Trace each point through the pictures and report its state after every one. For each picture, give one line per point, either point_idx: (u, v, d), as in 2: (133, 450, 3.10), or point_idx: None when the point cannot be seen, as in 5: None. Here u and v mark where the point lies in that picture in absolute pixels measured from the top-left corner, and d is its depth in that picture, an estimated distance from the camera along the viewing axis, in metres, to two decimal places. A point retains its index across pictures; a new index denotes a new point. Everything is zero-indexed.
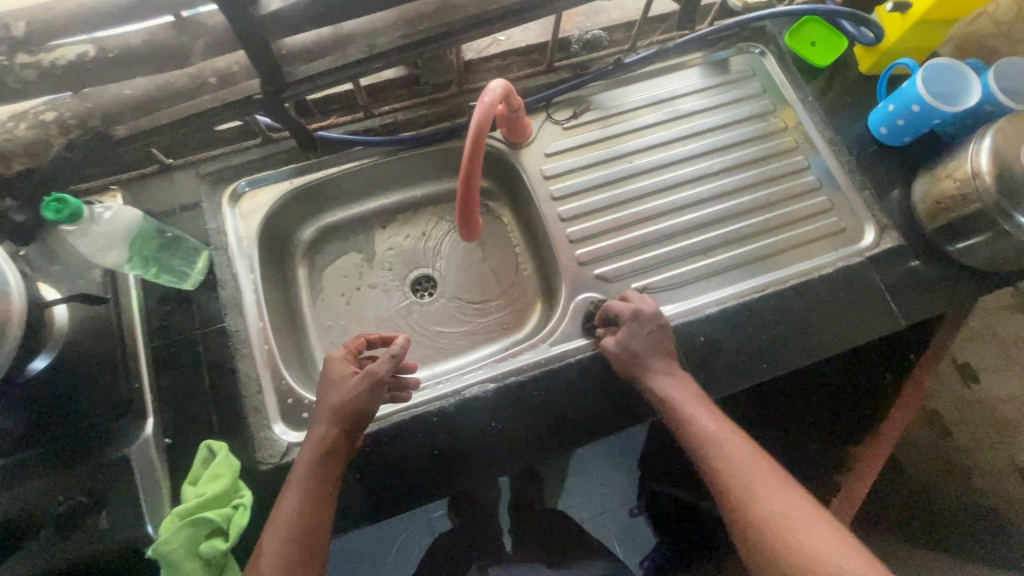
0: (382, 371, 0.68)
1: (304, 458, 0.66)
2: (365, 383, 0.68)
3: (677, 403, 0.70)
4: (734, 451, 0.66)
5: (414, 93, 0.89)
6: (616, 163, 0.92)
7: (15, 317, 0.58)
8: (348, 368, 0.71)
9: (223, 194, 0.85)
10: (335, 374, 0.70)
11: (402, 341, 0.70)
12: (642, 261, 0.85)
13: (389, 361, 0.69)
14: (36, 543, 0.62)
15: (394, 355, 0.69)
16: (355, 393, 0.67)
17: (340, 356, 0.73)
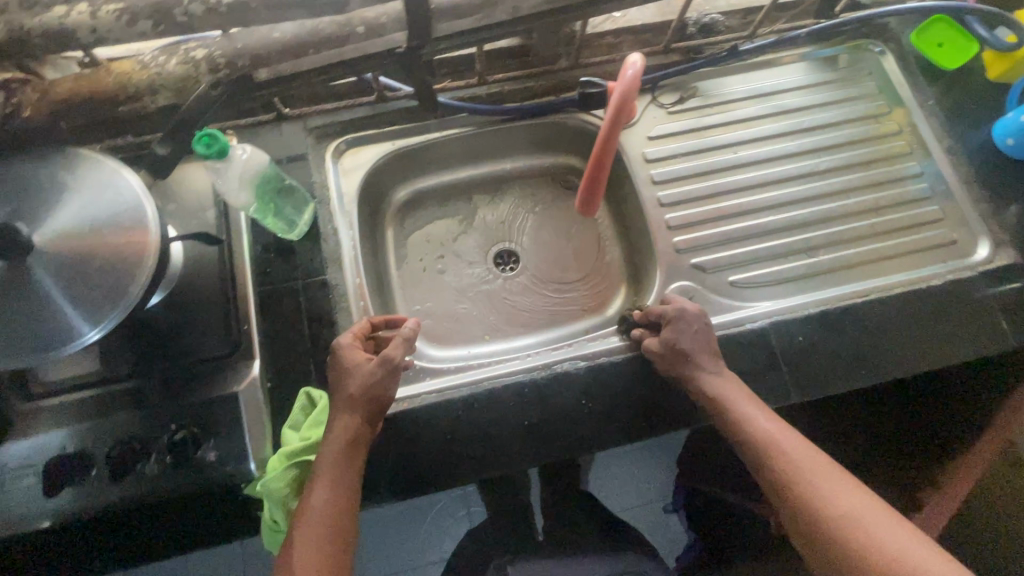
0: (400, 356, 0.68)
1: (327, 452, 0.64)
2: (384, 368, 0.67)
3: (728, 403, 0.67)
4: (782, 440, 0.64)
5: (523, 63, 0.88)
6: (720, 152, 0.90)
7: (152, 251, 0.60)
8: (360, 355, 0.69)
9: (328, 148, 0.85)
10: (346, 361, 0.68)
11: (410, 326, 0.72)
12: (739, 254, 0.84)
13: (402, 344, 0.69)
14: (152, 465, 0.65)
15: (406, 339, 0.70)
16: (373, 379, 0.66)
17: (349, 342, 0.70)
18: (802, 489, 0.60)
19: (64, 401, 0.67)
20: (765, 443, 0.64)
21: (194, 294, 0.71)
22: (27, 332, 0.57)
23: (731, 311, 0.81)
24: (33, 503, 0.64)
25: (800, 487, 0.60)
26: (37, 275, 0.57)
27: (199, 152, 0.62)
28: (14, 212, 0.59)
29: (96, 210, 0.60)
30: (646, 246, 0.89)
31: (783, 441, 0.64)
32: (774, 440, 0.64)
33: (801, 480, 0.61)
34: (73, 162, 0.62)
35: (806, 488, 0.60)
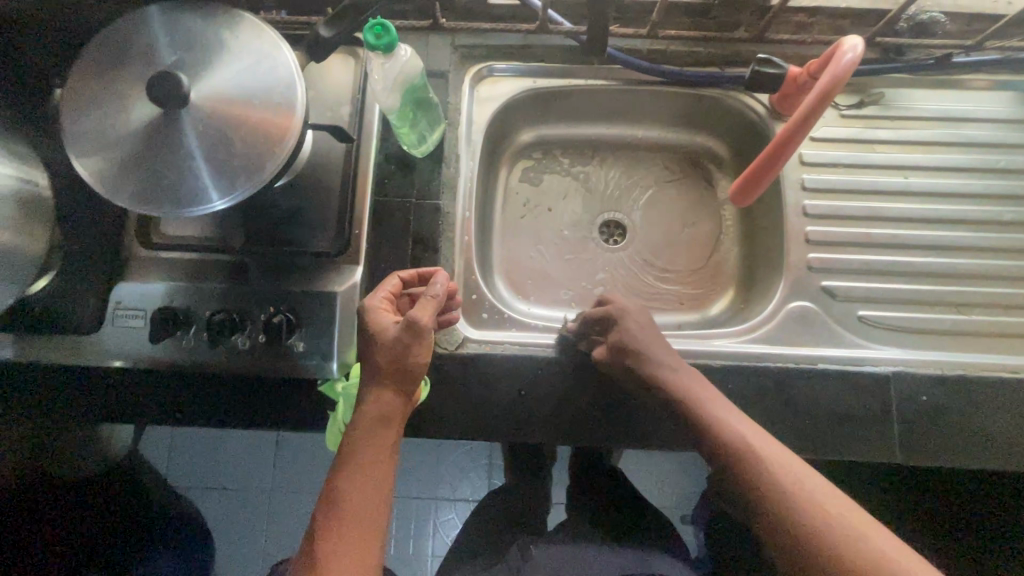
0: (427, 319, 0.58)
1: (358, 433, 0.57)
2: (409, 337, 0.58)
3: (730, 445, 0.59)
4: (787, 472, 0.55)
5: (695, 25, 0.79)
6: (889, 172, 0.79)
7: (293, 133, 0.59)
8: (387, 317, 0.61)
9: (469, 71, 0.81)
10: (373, 327, 0.60)
11: (439, 280, 0.61)
12: (878, 290, 0.76)
13: (431, 303, 0.59)
14: (244, 339, 0.66)
15: (435, 296, 0.60)
16: (399, 350, 0.58)
17: (377, 303, 0.62)
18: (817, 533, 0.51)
19: (177, 257, 0.69)
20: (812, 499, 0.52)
21: (315, 186, 0.71)
22: (166, 184, 0.58)
23: (851, 348, 0.73)
24: (133, 343, 0.67)
25: (770, 464, 0.56)
26: (185, 130, 0.58)
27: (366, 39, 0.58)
28: (174, 62, 0.58)
29: (250, 79, 0.59)
30: (772, 255, 0.81)
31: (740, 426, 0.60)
32: (770, 480, 0.55)
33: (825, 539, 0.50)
34: (236, 24, 0.60)
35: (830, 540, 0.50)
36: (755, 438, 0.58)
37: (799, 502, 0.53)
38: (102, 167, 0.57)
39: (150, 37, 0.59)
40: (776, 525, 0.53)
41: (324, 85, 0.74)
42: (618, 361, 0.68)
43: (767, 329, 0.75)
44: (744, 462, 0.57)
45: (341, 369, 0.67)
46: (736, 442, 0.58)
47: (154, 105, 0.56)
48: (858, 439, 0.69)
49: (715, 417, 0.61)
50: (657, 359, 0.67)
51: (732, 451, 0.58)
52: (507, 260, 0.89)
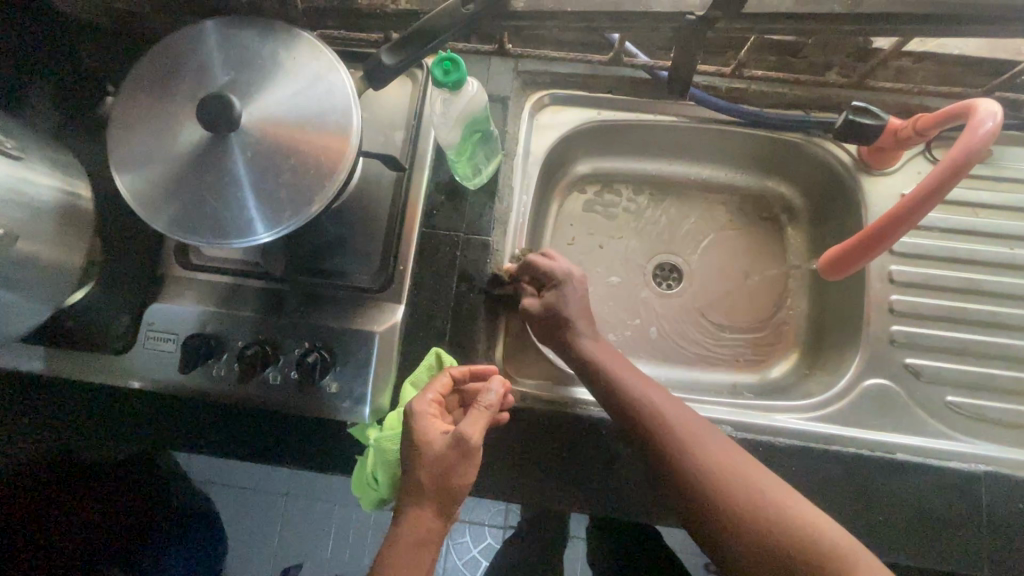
0: (478, 436, 0.53)
1: (387, 561, 0.51)
2: (458, 454, 0.53)
3: (680, 454, 0.56)
4: (741, 468, 0.55)
5: (782, 64, 0.73)
6: (991, 242, 0.71)
7: (346, 164, 0.55)
8: (435, 426, 0.55)
9: (530, 98, 0.77)
10: (418, 437, 0.54)
11: (494, 387, 0.56)
12: (968, 374, 0.68)
13: (483, 417, 0.54)
14: (276, 373, 0.63)
15: (487, 407, 0.55)
16: (444, 469, 0.53)
17: (422, 408, 0.56)
18: (775, 533, 0.50)
19: (215, 280, 0.67)
20: (771, 496, 0.52)
21: (362, 215, 0.67)
22: (209, 211, 0.54)
23: (934, 437, 0.66)
24: (164, 368, 0.64)
25: (711, 461, 0.55)
26: (234, 156, 0.54)
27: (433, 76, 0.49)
28: (227, 83, 0.55)
29: (304, 103, 0.56)
30: (846, 320, 0.73)
31: (676, 414, 0.59)
32: (724, 482, 0.54)
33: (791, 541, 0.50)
34: (294, 44, 0.57)
35: (790, 536, 0.50)
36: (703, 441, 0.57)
37: (756, 501, 0.52)
38: (142, 187, 0.54)
39: (205, 54, 0.56)
40: (737, 528, 0.52)
41: (379, 108, 0.70)
42: (548, 321, 0.68)
43: (839, 406, 0.67)
44: (698, 467, 0.55)
45: (374, 414, 0.63)
46: (688, 442, 0.57)
47: (203, 128, 0.53)
48: (943, 548, 0.60)
49: (663, 424, 0.59)
50: (608, 364, 0.65)
51: (680, 458, 0.56)
52: None
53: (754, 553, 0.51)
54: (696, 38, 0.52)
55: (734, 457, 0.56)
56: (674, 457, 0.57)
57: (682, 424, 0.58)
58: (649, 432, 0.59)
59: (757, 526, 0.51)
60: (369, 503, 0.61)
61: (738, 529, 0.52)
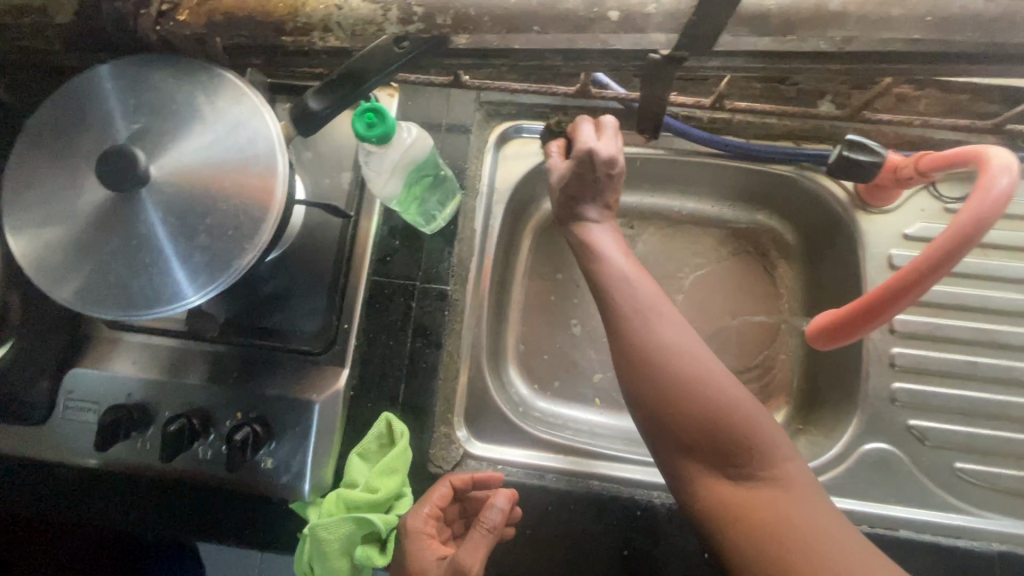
0: (477, 568, 0.48)
1: None
2: None
3: (646, 363, 0.49)
4: (728, 395, 0.48)
5: (770, 92, 0.66)
6: (1002, 287, 0.64)
7: (268, 224, 0.48)
8: (432, 552, 0.51)
9: (494, 130, 0.70)
10: (414, 564, 0.50)
11: (497, 504, 0.50)
12: (980, 437, 0.61)
13: (483, 542, 0.49)
14: (206, 449, 0.57)
15: (490, 528, 0.49)
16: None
17: (420, 527, 0.52)
18: (724, 439, 0.47)
19: (143, 341, 0.60)
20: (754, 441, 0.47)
21: (305, 266, 0.61)
22: (116, 278, 0.48)
23: (943, 510, 0.59)
24: (87, 441, 0.59)
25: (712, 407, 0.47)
26: (141, 216, 0.48)
27: (357, 133, 0.49)
28: (135, 133, 0.49)
29: (223, 153, 0.49)
30: (844, 372, 0.66)
31: (691, 355, 0.49)
32: (694, 393, 0.47)
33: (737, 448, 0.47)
34: (213, 86, 0.50)
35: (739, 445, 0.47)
36: (682, 361, 0.48)
37: (719, 413, 0.47)
38: (44, 253, 0.48)
39: (113, 101, 0.50)
40: (688, 427, 0.47)
41: (324, 146, 0.64)
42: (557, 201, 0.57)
43: (838, 474, 0.60)
44: (670, 374, 0.48)
45: (316, 491, 0.57)
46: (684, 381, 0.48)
47: (105, 187, 0.47)
48: None
49: (647, 339, 0.49)
50: (607, 260, 0.53)
51: (655, 363, 0.48)
52: (525, 345, 0.77)
53: (695, 447, 0.47)
54: (662, 77, 0.45)
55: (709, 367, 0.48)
56: (645, 363, 0.49)
57: (659, 338, 0.49)
58: (631, 335, 0.50)
59: (711, 432, 0.47)
60: None
61: (688, 429, 0.47)
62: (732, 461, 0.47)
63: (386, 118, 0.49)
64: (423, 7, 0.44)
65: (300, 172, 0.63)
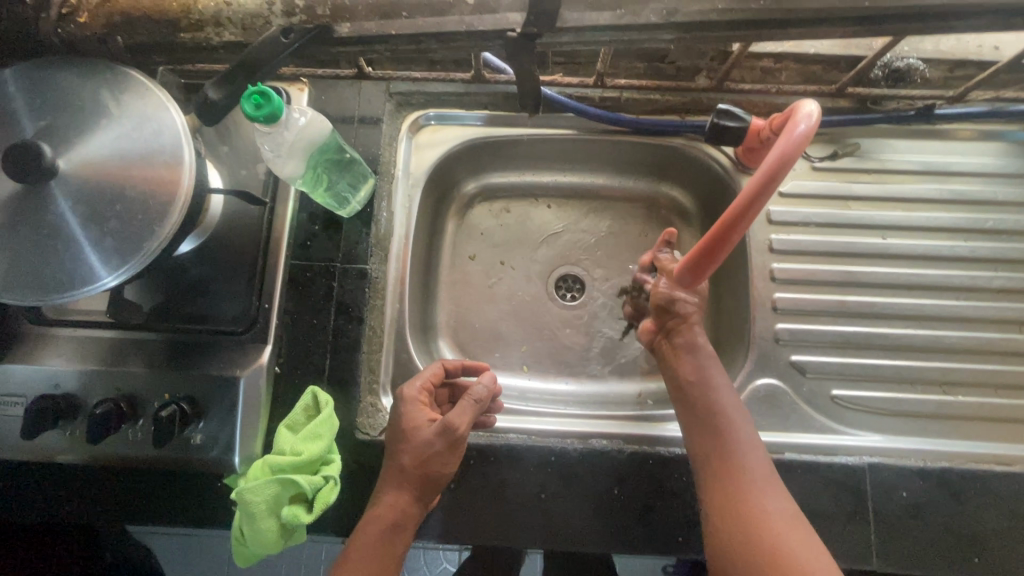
0: (464, 426, 0.57)
1: (362, 533, 0.56)
2: (444, 441, 0.56)
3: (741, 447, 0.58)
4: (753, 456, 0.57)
5: (651, 71, 0.73)
6: (865, 233, 0.72)
7: (174, 210, 0.52)
8: (424, 413, 0.60)
9: (405, 118, 0.75)
10: (407, 420, 0.59)
11: (484, 382, 0.59)
12: (853, 365, 0.68)
13: (471, 407, 0.57)
14: (134, 430, 0.59)
15: (477, 399, 0.58)
16: (430, 453, 0.56)
17: (415, 394, 0.61)
18: (756, 509, 0.54)
19: (67, 335, 0.63)
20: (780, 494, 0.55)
21: (226, 254, 0.64)
22: (29, 269, 0.51)
23: (822, 433, 0.65)
24: (15, 434, 0.60)
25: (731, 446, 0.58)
26: (51, 207, 0.51)
27: (247, 114, 0.53)
28: (42, 130, 0.52)
29: (130, 145, 0.53)
30: (737, 322, 0.73)
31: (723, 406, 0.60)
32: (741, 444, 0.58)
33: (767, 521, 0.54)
34: (119, 84, 0.54)
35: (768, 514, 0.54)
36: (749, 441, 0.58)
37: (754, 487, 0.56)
38: None
39: (20, 101, 0.53)
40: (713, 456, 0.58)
41: (238, 140, 0.67)
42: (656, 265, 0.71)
43: None
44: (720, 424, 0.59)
45: (244, 463, 0.60)
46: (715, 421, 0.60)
47: (14, 180, 0.50)
48: (832, 548, 0.60)
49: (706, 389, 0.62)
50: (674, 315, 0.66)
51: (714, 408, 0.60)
52: (452, 321, 0.81)
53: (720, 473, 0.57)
54: (526, 54, 0.50)
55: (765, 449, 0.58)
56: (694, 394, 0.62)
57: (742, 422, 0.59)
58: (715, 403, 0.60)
59: (739, 495, 0.55)
60: (247, 562, 0.58)
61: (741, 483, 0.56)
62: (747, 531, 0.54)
63: (273, 95, 0.54)
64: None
65: (217, 166, 0.66)
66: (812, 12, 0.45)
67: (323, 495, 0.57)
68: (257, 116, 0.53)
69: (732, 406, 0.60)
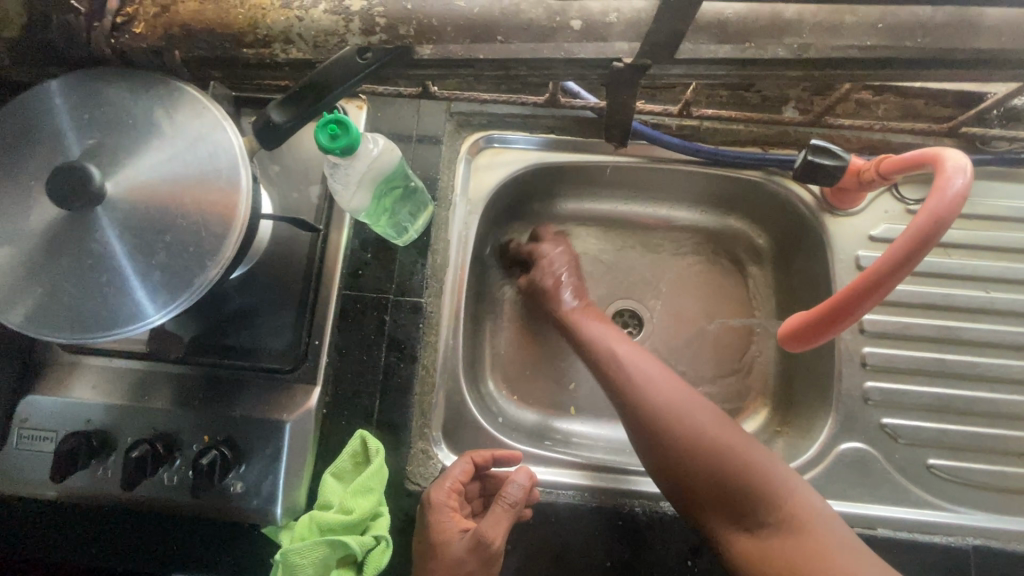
0: (500, 539, 0.49)
1: None
2: (478, 560, 0.50)
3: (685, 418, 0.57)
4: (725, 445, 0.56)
5: (736, 99, 0.67)
6: (965, 285, 0.66)
7: (231, 243, 0.47)
8: (454, 523, 0.52)
9: (466, 140, 0.70)
10: (436, 535, 0.51)
11: (518, 481, 0.52)
12: (951, 432, 0.62)
13: (506, 515, 0.50)
14: (170, 474, 0.55)
15: (511, 504, 0.51)
16: (463, 575, 0.49)
17: (443, 500, 0.53)
18: (779, 519, 0.52)
19: (101, 365, 0.58)
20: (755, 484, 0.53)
21: (273, 282, 0.59)
22: (68, 302, 0.46)
23: (917, 507, 0.59)
24: (43, 473, 0.56)
25: (689, 437, 0.56)
26: (96, 236, 0.46)
27: (321, 144, 0.49)
28: (89, 150, 0.47)
29: (183, 168, 0.48)
30: (818, 375, 0.67)
31: (676, 407, 0.58)
32: (697, 444, 0.56)
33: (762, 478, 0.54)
34: (173, 100, 0.49)
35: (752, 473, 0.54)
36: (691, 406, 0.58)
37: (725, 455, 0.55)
38: None
39: (66, 117, 0.48)
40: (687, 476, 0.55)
41: (291, 160, 0.62)
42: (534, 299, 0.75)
43: (814, 476, 0.61)
44: (679, 431, 0.57)
45: (287, 515, 0.55)
46: (662, 425, 0.58)
47: (59, 206, 0.45)
48: None
49: (638, 386, 0.60)
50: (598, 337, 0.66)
51: (664, 410, 0.58)
52: (503, 356, 0.76)
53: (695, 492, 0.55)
54: (628, 85, 0.45)
55: (725, 428, 0.57)
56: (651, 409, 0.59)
57: (706, 442, 0.56)
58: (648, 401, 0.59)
59: (761, 523, 0.53)
60: None
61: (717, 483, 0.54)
62: (749, 514, 0.53)
63: (350, 126, 0.49)
64: (386, 17, 0.44)
65: (267, 186, 0.61)
66: (974, 52, 0.39)
67: (374, 559, 0.52)
68: (331, 149, 0.49)
69: (675, 401, 0.58)
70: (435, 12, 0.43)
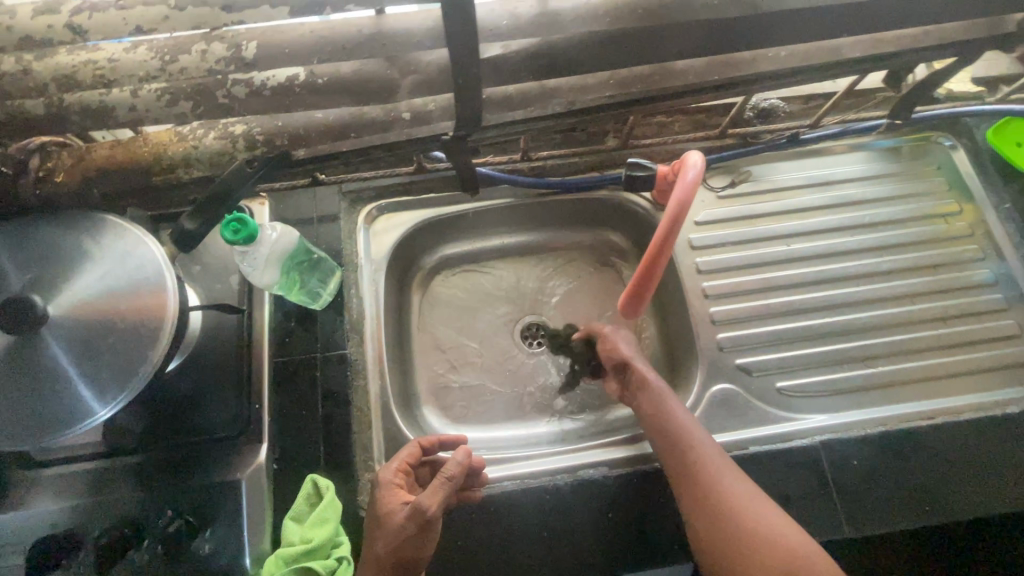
0: (434, 507, 0.58)
1: None
2: (416, 525, 0.58)
3: (692, 431, 0.67)
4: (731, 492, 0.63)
5: (568, 139, 0.84)
6: (773, 244, 0.84)
7: (163, 334, 0.56)
8: (398, 497, 0.61)
9: (360, 212, 0.83)
10: (382, 505, 0.61)
11: (457, 459, 0.60)
12: (788, 358, 0.78)
13: (442, 489, 0.58)
14: (140, 555, 0.60)
15: (449, 477, 0.59)
16: (404, 538, 0.58)
17: (390, 478, 0.63)
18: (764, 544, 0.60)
19: (60, 473, 0.64)
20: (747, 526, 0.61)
21: (209, 364, 0.68)
22: (27, 414, 0.54)
23: (777, 423, 0.74)
24: None
25: (699, 460, 0.65)
26: (44, 353, 0.54)
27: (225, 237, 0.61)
28: (30, 284, 0.56)
29: (114, 281, 0.57)
30: (685, 340, 0.82)
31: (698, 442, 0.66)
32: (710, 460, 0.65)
33: (734, 505, 0.62)
34: (97, 229, 0.59)
35: (738, 523, 0.61)
36: (700, 428, 0.68)
37: (705, 470, 0.64)
38: None
39: (6, 261, 0.57)
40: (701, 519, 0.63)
41: (209, 258, 0.73)
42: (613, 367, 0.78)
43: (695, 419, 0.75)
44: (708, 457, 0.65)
45: (256, 563, 0.61)
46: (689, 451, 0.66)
47: (9, 334, 0.53)
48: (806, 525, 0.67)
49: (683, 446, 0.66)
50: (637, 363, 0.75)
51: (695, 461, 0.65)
52: (431, 386, 0.86)
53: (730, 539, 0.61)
54: (461, 149, 0.60)
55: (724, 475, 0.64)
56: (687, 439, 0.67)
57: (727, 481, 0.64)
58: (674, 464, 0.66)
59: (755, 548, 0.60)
60: None
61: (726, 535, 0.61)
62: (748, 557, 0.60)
63: (247, 220, 0.61)
64: (264, 135, 0.56)
65: (192, 283, 0.71)
66: (680, 86, 0.57)
67: None
68: (232, 240, 0.61)
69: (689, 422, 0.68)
70: (301, 124, 0.55)
